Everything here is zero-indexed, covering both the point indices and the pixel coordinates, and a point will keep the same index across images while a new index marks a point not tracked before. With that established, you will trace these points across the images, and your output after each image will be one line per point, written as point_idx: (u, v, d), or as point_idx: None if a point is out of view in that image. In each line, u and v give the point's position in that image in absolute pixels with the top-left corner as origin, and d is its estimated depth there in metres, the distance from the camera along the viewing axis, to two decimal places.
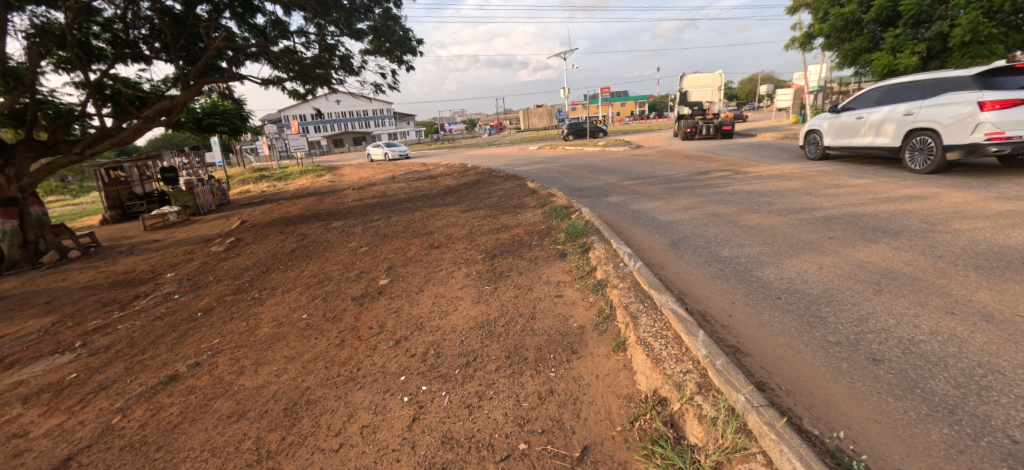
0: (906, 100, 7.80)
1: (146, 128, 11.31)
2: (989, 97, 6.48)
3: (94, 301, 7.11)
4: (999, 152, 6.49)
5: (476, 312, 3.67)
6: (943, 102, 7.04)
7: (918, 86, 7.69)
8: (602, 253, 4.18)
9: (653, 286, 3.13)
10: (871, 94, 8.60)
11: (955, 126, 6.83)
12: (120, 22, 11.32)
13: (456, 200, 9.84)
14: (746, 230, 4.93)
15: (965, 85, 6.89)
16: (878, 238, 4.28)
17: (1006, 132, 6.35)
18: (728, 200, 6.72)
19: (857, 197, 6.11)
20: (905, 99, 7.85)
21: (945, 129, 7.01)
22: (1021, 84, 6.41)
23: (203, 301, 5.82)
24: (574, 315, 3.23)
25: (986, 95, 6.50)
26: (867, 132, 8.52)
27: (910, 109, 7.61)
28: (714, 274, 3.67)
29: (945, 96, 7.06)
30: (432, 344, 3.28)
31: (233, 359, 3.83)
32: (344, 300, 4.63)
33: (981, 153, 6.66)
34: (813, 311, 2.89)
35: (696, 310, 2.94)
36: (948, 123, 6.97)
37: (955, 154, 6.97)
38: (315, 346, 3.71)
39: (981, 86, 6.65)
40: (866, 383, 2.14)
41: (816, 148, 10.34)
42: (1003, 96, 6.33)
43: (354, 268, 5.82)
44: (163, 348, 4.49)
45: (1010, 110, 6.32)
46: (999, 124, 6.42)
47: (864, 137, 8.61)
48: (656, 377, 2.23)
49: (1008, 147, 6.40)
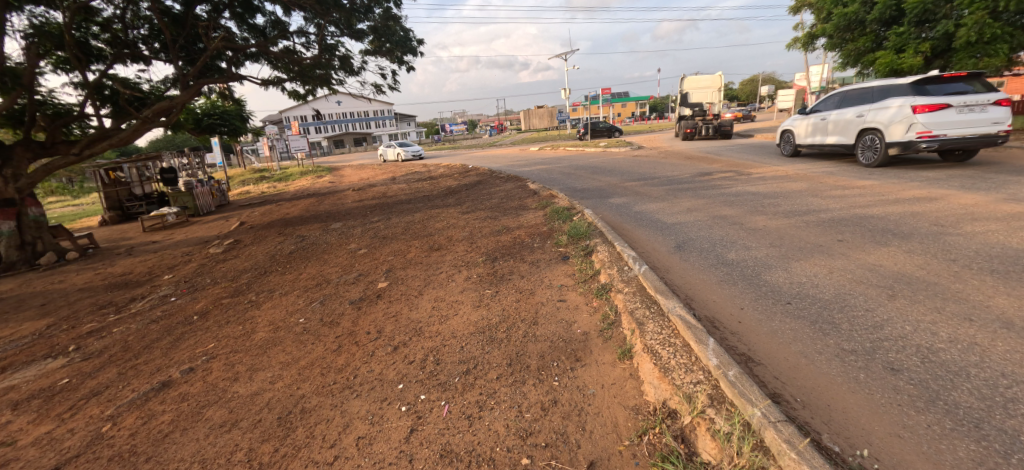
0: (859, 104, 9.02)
1: (144, 129, 11.22)
2: (919, 101, 7.65)
3: (90, 303, 7.03)
4: (928, 148, 7.64)
5: (477, 317, 3.57)
6: (886, 106, 8.22)
7: (868, 91, 8.87)
8: (606, 256, 4.08)
9: (659, 290, 3.04)
10: (832, 99, 9.84)
11: (894, 127, 7.99)
12: (119, 22, 11.26)
13: (457, 201, 9.75)
14: (752, 232, 4.83)
15: (904, 92, 8.06)
16: (889, 241, 4.18)
17: (934, 131, 7.50)
18: (732, 201, 6.62)
19: (864, 198, 6.02)
20: (858, 103, 9.06)
21: (887, 128, 8.19)
22: (947, 91, 7.60)
23: (199, 304, 5.73)
24: (578, 321, 3.13)
25: (918, 100, 7.66)
26: (829, 131, 9.72)
27: (861, 112, 8.81)
28: (721, 278, 3.57)
29: (888, 100, 8.24)
30: (432, 350, 3.18)
31: (227, 364, 3.73)
32: (342, 304, 4.54)
33: (914, 149, 7.81)
34: (825, 318, 2.79)
35: (704, 316, 2.84)
36: (890, 124, 8.14)
37: (895, 150, 8.14)
38: (311, 351, 3.61)
39: (915, 93, 7.82)
40: (886, 395, 2.04)
41: (790, 146, 11.54)
42: (931, 101, 7.49)
43: (352, 271, 5.73)
44: (157, 353, 4.40)
45: (937, 113, 7.48)
46: (929, 124, 7.57)
47: (828, 136, 9.77)
48: (665, 388, 2.13)
49: (935, 144, 7.55)
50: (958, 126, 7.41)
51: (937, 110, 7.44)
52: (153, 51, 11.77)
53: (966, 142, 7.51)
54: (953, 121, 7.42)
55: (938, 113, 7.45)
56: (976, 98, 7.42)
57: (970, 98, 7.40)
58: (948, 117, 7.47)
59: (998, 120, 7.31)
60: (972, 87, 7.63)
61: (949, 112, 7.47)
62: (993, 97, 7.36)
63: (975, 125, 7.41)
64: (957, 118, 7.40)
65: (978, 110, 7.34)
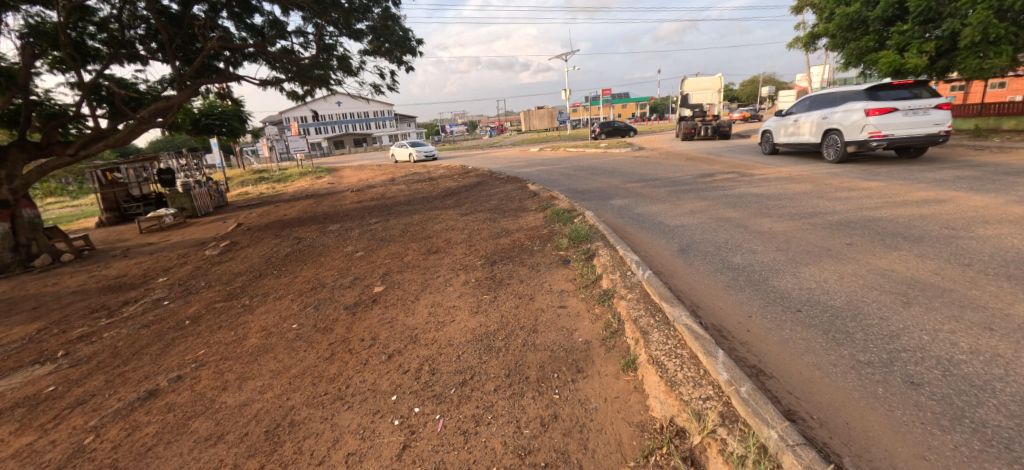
0: (825, 107, 10.10)
1: (140, 130, 11.09)
2: (871, 106, 8.72)
3: (82, 307, 6.90)
4: (879, 146, 8.69)
5: (475, 324, 3.45)
6: (846, 110, 9.26)
7: (833, 96, 9.91)
8: (607, 260, 3.96)
9: (663, 297, 2.92)
10: (804, 103, 10.94)
11: (852, 128, 9.05)
12: (116, 22, 11.14)
13: (456, 203, 9.63)
14: (757, 235, 4.71)
15: (860, 97, 9.10)
16: (899, 245, 4.06)
17: (883, 132, 8.54)
18: (735, 203, 6.50)
19: (871, 200, 5.90)
20: (825, 106, 10.12)
21: (845, 129, 9.24)
22: (896, 96, 8.65)
23: (192, 309, 5.61)
24: (579, 329, 3.00)
25: (871, 104, 8.71)
26: (801, 132, 10.79)
27: (826, 115, 9.86)
28: (727, 284, 3.45)
29: (847, 104, 9.29)
30: (427, 359, 3.06)
31: (217, 373, 3.61)
32: (336, 309, 4.41)
33: (868, 147, 8.85)
34: (838, 327, 2.67)
35: (711, 325, 2.71)
36: (848, 125, 9.19)
37: (851, 147, 9.20)
38: (303, 359, 3.49)
39: (869, 98, 8.86)
40: (908, 412, 1.92)
41: (770, 144, 12.60)
42: (881, 106, 8.53)
43: (349, 274, 5.61)
44: (146, 360, 4.28)
45: (886, 115, 8.54)
46: (879, 125, 8.62)
47: (800, 136, 10.83)
48: (672, 403, 2.01)
49: (885, 142, 8.59)
50: (905, 128, 8.45)
51: (886, 114, 8.48)
52: (150, 51, 11.66)
53: (911, 140, 8.56)
54: (900, 123, 8.46)
55: (887, 116, 8.49)
56: (921, 103, 8.45)
57: (914, 103, 8.45)
58: (895, 119, 8.52)
59: (939, 122, 8.35)
60: (918, 92, 8.67)
61: (897, 115, 8.52)
62: (935, 101, 8.40)
63: (920, 126, 8.46)
64: (903, 120, 8.46)
65: (922, 113, 8.39)
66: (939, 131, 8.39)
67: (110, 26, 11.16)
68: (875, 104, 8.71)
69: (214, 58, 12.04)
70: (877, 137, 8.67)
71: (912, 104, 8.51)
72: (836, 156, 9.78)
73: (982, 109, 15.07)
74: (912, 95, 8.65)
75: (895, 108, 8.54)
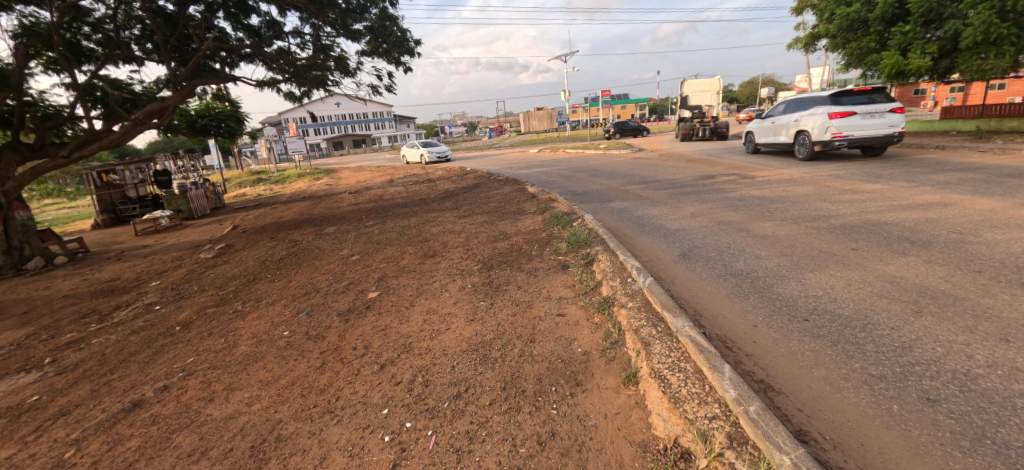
0: (797, 110, 11.15)
1: (135, 131, 10.98)
2: (833, 110, 9.79)
3: (73, 311, 6.78)
4: (841, 145, 9.76)
5: (470, 332, 3.34)
6: (813, 113, 10.30)
7: (803, 100, 10.96)
8: (607, 266, 3.85)
9: (665, 305, 2.82)
10: (779, 107, 12.00)
11: (819, 129, 10.10)
12: (111, 22, 11.03)
13: (454, 205, 9.52)
14: (760, 240, 4.61)
15: (826, 102, 10.15)
16: (907, 250, 3.96)
17: (844, 133, 9.61)
18: (737, 206, 6.40)
19: (875, 204, 5.79)
20: (797, 110, 11.17)
21: (812, 130, 10.32)
22: (856, 101, 9.68)
23: (183, 314, 5.49)
24: (578, 339, 2.89)
25: (834, 109, 9.75)
26: (776, 132, 11.87)
27: (796, 117, 10.93)
28: (731, 291, 3.35)
29: (815, 108, 10.34)
30: (421, 370, 2.95)
31: (204, 383, 3.50)
32: (329, 316, 4.29)
33: (832, 146, 9.90)
34: (847, 337, 2.57)
35: (715, 336, 2.61)
36: (815, 127, 10.24)
37: (817, 146, 10.27)
38: (293, 369, 3.38)
39: (833, 103, 9.89)
40: (926, 432, 1.81)
41: (752, 143, 13.66)
42: (842, 110, 9.59)
43: (343, 279, 5.49)
44: (133, 368, 4.16)
45: (847, 118, 9.59)
46: (841, 127, 9.67)
47: (777, 136, 11.88)
48: (676, 422, 1.90)
49: (846, 142, 9.65)
50: (863, 129, 9.49)
51: (846, 118, 9.53)
52: (145, 52, 11.54)
53: (870, 140, 9.62)
54: (859, 125, 9.51)
55: (847, 120, 9.55)
56: (878, 107, 9.48)
57: (870, 107, 9.52)
58: (854, 122, 9.57)
59: (893, 124, 9.40)
60: (875, 97, 9.72)
61: (855, 118, 9.59)
62: (889, 105, 9.45)
63: (877, 127, 9.50)
64: (862, 123, 9.51)
65: (878, 117, 9.43)
66: (894, 132, 9.42)
67: (104, 27, 11.05)
68: (837, 108, 9.77)
69: (209, 59, 11.93)
70: (839, 137, 9.73)
71: (870, 108, 9.54)
72: (806, 154, 10.82)
73: (983, 110, 14.98)
74: (871, 100, 9.68)
75: (854, 112, 9.60)
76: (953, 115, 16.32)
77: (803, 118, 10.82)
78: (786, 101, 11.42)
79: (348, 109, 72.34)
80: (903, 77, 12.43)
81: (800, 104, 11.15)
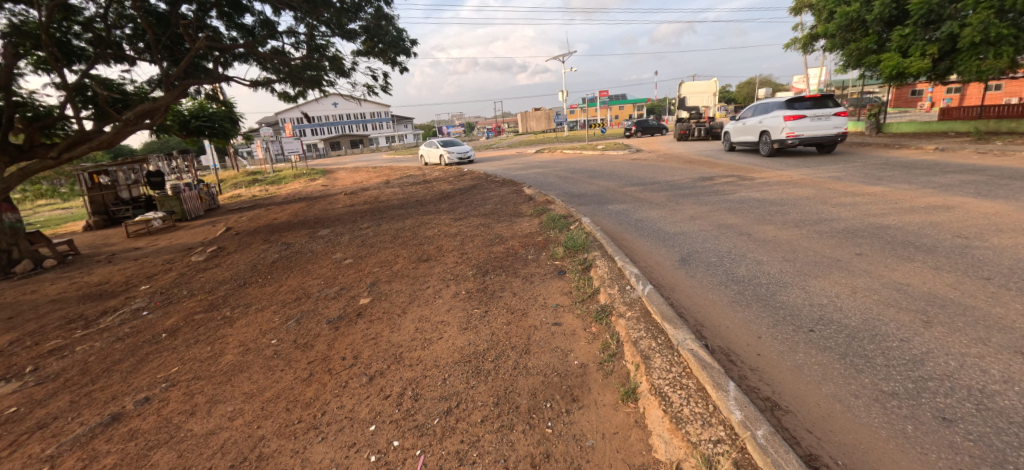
0: (761, 114, 12.97)
1: (126, 132, 10.82)
2: (786, 113, 11.61)
3: (59, 316, 6.62)
4: (794, 143, 11.55)
5: (463, 342, 3.22)
6: (773, 116, 12.10)
7: (766, 106, 12.75)
8: (605, 272, 3.73)
9: (664, 315, 2.72)
10: (749, 111, 13.83)
11: (776, 129, 11.90)
12: (102, 21, 10.87)
13: (450, 207, 9.38)
14: (762, 244, 4.50)
15: (783, 107, 11.94)
16: (912, 255, 3.86)
17: (796, 133, 11.40)
18: (737, 209, 6.29)
19: (877, 207, 5.70)
20: (761, 113, 13.00)
21: (771, 131, 12.13)
22: (807, 106, 11.46)
23: (171, 320, 5.35)
24: (575, 351, 2.77)
25: (788, 112, 11.53)
26: (746, 132, 13.66)
27: (760, 120, 12.76)
28: (732, 298, 3.25)
29: (774, 112, 12.14)
30: (411, 382, 2.83)
31: (187, 395, 3.37)
32: (319, 323, 4.16)
33: (787, 144, 11.69)
34: (856, 350, 2.46)
35: (717, 348, 2.50)
36: (774, 128, 12.03)
37: (775, 144, 12.11)
38: (279, 380, 3.25)
39: (788, 108, 11.69)
40: (944, 456, 1.70)
41: (728, 143, 15.47)
42: (794, 114, 11.38)
43: (335, 284, 5.36)
44: (116, 378, 4.02)
45: (798, 120, 11.38)
46: (794, 128, 11.46)
47: (746, 135, 13.68)
48: (678, 444, 1.79)
49: (797, 141, 11.45)
50: (812, 130, 11.26)
51: (797, 120, 11.32)
52: (137, 51, 11.38)
53: (818, 139, 11.41)
54: (808, 126, 11.30)
55: (797, 122, 11.35)
56: (824, 111, 11.25)
57: (817, 111, 11.32)
58: (804, 124, 11.36)
59: (837, 125, 11.17)
60: (822, 103, 11.53)
61: (805, 120, 11.40)
62: (833, 110, 11.23)
63: (823, 128, 11.28)
64: (810, 124, 11.29)
65: (824, 119, 11.20)
66: (837, 132, 11.21)
67: (95, 26, 10.88)
68: (790, 112, 11.57)
69: (200, 58, 11.78)
70: (792, 136, 11.51)
71: (818, 112, 11.32)
72: (768, 150, 12.65)
73: (982, 112, 14.90)
74: (820, 106, 11.45)
75: (803, 115, 11.41)
76: (953, 115, 16.21)
77: (765, 120, 12.61)
78: (753, 106, 13.21)
79: (345, 109, 72.00)
80: (902, 78, 12.35)
81: (765, 108, 12.94)
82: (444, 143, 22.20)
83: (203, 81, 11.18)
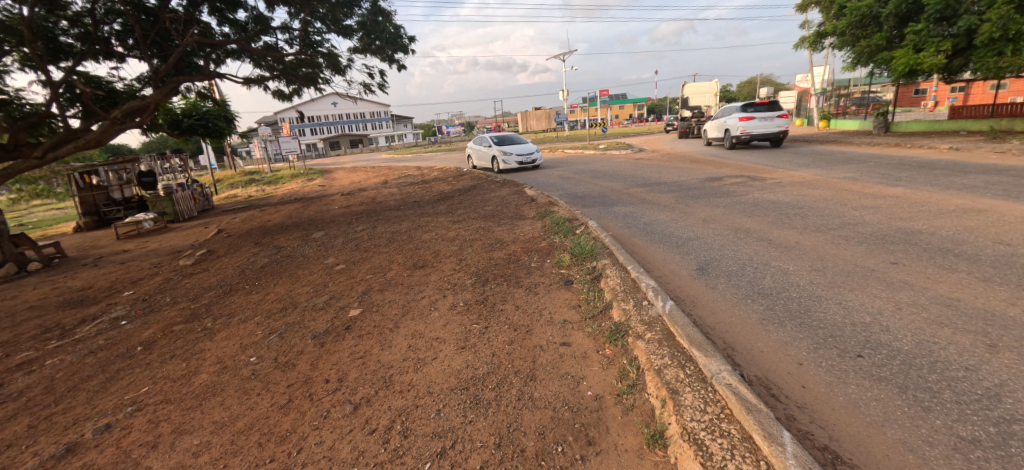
0: (726, 116, 15.87)
1: (114, 130, 10.46)
2: (740, 115, 14.55)
3: (35, 325, 6.27)
4: (745, 138, 14.48)
5: (460, 364, 2.88)
6: (731, 117, 15.03)
7: (730, 109, 15.59)
8: (617, 284, 3.38)
9: (690, 339, 2.37)
10: (718, 115, 16.79)
11: (733, 127, 14.86)
12: (90, 17, 10.52)
13: (448, 209, 9.01)
14: (785, 251, 4.16)
15: (739, 110, 14.86)
16: (955, 265, 3.51)
17: (746, 130, 14.33)
18: (751, 211, 5.94)
19: (903, 209, 5.36)
20: (726, 115, 15.87)
21: (730, 129, 15.04)
22: (756, 109, 14.40)
23: (148, 332, 5.00)
24: (587, 378, 2.43)
25: (742, 114, 14.47)
26: (714, 131, 16.66)
27: (723, 121, 15.70)
28: (761, 315, 2.91)
29: (734, 114, 15.05)
30: (400, 414, 2.48)
31: (152, 422, 3.02)
32: (303, 338, 3.80)
33: (741, 140, 14.64)
34: (916, 382, 2.12)
35: (755, 380, 2.15)
36: (732, 126, 14.99)
37: (732, 140, 15.07)
38: (254, 407, 2.90)
39: (743, 111, 14.63)
40: None
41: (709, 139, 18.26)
42: (746, 115, 14.33)
43: (324, 292, 5.00)
44: (81, 399, 3.67)
45: (749, 121, 14.35)
46: (746, 127, 14.40)
47: (715, 134, 16.65)
48: None
49: (748, 137, 14.34)
50: (759, 128, 14.20)
51: (748, 121, 14.25)
52: (126, 47, 11.02)
53: (765, 136, 14.33)
54: (756, 126, 14.20)
55: (748, 121, 14.23)
56: (770, 114, 14.18)
57: (764, 114, 14.25)
58: (754, 123, 14.28)
59: (780, 125, 14.10)
60: (770, 108, 14.41)
61: (755, 121, 14.32)
62: (777, 113, 14.16)
63: (769, 127, 14.20)
64: (757, 124, 14.25)
65: (769, 120, 14.13)
66: (779, 129, 14.09)
67: (83, 21, 10.52)
68: (744, 114, 14.46)
69: (190, 55, 11.41)
70: (744, 133, 14.44)
71: (765, 115, 14.25)
72: (730, 145, 15.45)
73: (994, 110, 14.54)
74: (768, 110, 14.37)
75: (753, 117, 14.34)
76: (963, 114, 15.88)
77: (728, 120, 15.52)
78: (720, 110, 16.12)
79: (345, 109, 71.64)
80: (914, 75, 11.98)
81: (728, 112, 15.86)
82: (498, 139, 15.46)
83: (194, 78, 10.82)
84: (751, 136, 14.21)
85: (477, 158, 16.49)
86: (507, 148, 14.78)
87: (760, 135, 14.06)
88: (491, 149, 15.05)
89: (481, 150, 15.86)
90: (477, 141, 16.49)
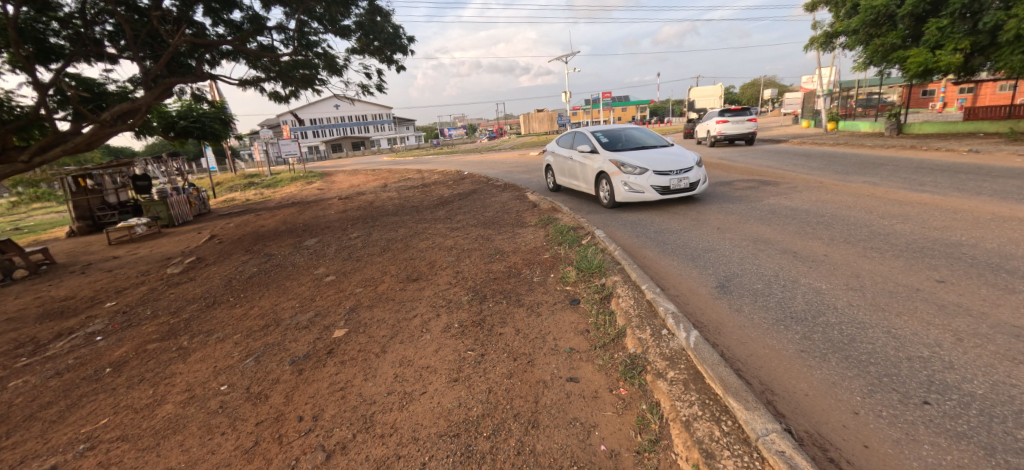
0: (708, 119, 17.95)
1: (104, 134, 10.11)
2: (718, 119, 16.63)
3: (8, 339, 5.92)
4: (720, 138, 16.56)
5: (452, 401, 2.51)
6: (710, 120, 17.17)
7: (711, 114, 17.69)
8: (630, 305, 3.01)
9: (724, 384, 1.97)
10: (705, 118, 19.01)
11: (710, 129, 16.99)
12: (80, 18, 10.20)
13: (447, 215, 8.63)
14: (814, 266, 3.76)
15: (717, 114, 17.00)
16: (1012, 285, 3.10)
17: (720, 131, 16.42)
18: (770, 219, 5.54)
19: (937, 218, 4.94)
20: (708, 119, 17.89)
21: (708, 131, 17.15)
22: (730, 114, 16.52)
23: (121, 350, 4.63)
24: (599, 427, 2.05)
25: (718, 118, 16.60)
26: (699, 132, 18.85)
27: (704, 124, 17.83)
28: (799, 346, 2.53)
29: (712, 118, 17.16)
30: (379, 468, 2.11)
31: (102, 466, 2.65)
32: (281, 364, 3.43)
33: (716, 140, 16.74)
34: (1006, 440, 1.73)
35: (808, 441, 1.77)
36: (709, 128, 17.13)
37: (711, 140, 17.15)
38: (215, 451, 2.53)
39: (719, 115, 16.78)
40: None
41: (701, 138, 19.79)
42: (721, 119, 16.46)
43: (309, 309, 4.63)
44: (33, 433, 3.31)
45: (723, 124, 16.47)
46: (720, 129, 16.52)
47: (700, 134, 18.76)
48: None
49: (723, 138, 16.40)
50: (732, 130, 16.26)
51: (723, 124, 16.37)
52: (117, 49, 10.70)
53: (738, 137, 16.36)
54: (729, 128, 16.31)
55: (725, 124, 16.34)
56: (740, 118, 16.31)
57: (738, 118, 16.35)
58: (728, 126, 16.37)
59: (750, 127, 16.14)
60: (744, 113, 16.50)
61: (729, 124, 16.41)
62: (748, 117, 16.27)
63: (739, 128, 16.29)
64: (730, 126, 16.36)
65: (740, 122, 16.22)
66: (752, 133, 16.38)
67: (75, 22, 10.18)
68: (720, 118, 16.57)
69: (184, 56, 11.11)
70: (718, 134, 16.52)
71: (737, 118, 16.35)
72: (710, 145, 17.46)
73: (1012, 112, 14.00)
74: (741, 114, 16.49)
75: (728, 121, 16.46)
76: (978, 115, 15.42)
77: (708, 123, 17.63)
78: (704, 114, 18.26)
79: (347, 111, 71.49)
80: (929, 75, 11.63)
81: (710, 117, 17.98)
82: (611, 139, 7.75)
83: (186, 80, 10.50)
84: (728, 137, 16.39)
85: (564, 172, 8.70)
86: (635, 155, 7.01)
87: (740, 137, 16.31)
88: (597, 157, 7.44)
89: (578, 158, 8.07)
90: (567, 140, 8.90)
